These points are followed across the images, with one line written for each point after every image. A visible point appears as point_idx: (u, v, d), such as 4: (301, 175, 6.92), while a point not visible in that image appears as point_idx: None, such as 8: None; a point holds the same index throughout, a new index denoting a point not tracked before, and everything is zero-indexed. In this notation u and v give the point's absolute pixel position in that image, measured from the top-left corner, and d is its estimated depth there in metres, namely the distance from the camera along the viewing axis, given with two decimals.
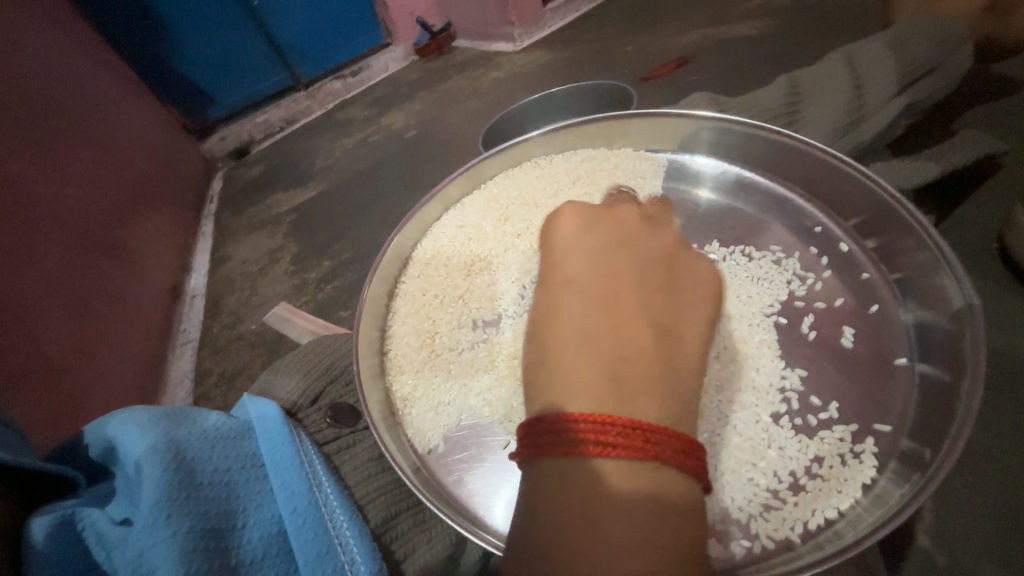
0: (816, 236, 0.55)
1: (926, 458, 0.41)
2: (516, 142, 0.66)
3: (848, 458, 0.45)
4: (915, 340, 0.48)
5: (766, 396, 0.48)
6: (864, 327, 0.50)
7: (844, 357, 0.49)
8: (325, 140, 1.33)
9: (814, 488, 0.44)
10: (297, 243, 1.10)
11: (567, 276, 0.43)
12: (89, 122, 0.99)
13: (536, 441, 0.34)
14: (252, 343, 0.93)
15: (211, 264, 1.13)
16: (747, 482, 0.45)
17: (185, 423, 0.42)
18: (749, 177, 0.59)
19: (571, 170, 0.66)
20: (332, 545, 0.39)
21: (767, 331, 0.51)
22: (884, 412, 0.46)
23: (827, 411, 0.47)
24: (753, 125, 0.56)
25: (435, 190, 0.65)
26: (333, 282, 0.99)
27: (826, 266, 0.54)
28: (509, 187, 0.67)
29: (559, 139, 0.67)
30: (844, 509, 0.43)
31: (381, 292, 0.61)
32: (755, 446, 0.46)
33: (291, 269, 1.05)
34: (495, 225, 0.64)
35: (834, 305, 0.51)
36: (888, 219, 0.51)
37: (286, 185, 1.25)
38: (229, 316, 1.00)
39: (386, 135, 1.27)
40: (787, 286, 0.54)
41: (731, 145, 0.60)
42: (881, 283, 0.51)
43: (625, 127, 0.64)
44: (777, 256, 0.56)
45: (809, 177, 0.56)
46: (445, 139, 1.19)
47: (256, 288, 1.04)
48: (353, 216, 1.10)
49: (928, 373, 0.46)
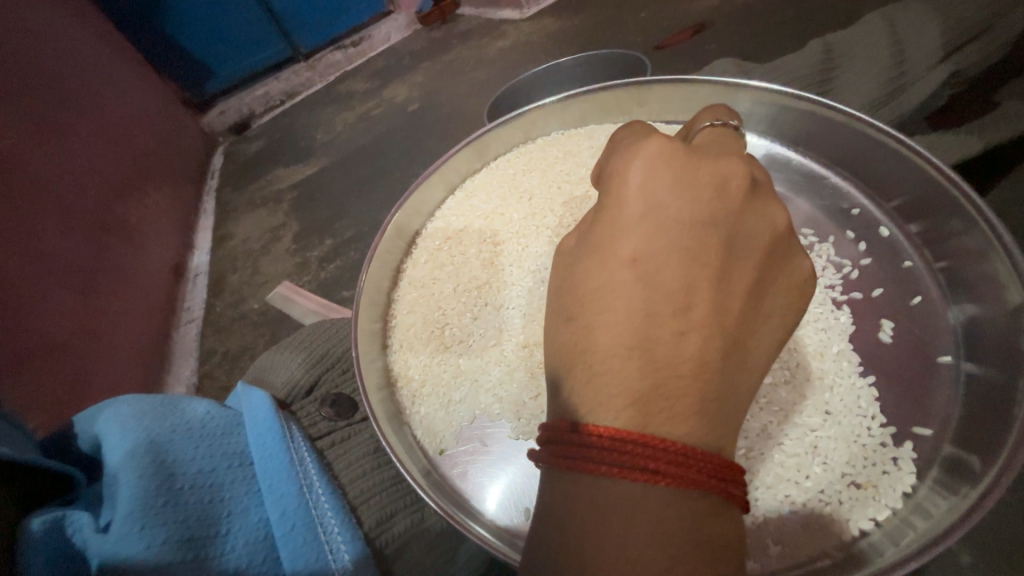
0: (852, 219, 0.52)
1: (975, 468, 0.39)
2: (528, 110, 0.62)
3: (885, 465, 0.43)
4: (962, 336, 0.45)
5: (805, 401, 0.45)
6: (905, 322, 0.47)
7: (882, 352, 0.46)
8: (326, 114, 1.28)
9: (849, 498, 0.42)
10: (299, 221, 1.07)
11: (634, 253, 0.33)
12: (82, 93, 0.94)
13: (570, 456, 0.29)
14: (256, 322, 0.93)
15: (213, 242, 1.11)
16: (782, 500, 0.42)
17: (170, 419, 0.42)
18: (779, 154, 0.56)
19: (587, 145, 0.62)
20: (322, 552, 0.39)
21: (810, 324, 0.48)
22: (924, 415, 0.44)
23: (863, 412, 0.44)
24: (785, 92, 0.52)
25: (435, 164, 0.61)
26: (335, 261, 0.97)
27: (863, 254, 0.51)
28: (518, 163, 0.64)
29: (573, 106, 0.62)
30: (879, 519, 0.41)
31: (382, 275, 0.59)
32: (796, 461, 0.43)
33: (294, 247, 1.03)
34: (510, 207, 0.61)
35: (871, 296, 0.49)
36: (935, 199, 0.47)
37: (287, 161, 1.21)
38: (233, 296, 0.99)
39: (389, 109, 1.21)
40: (822, 274, 0.50)
41: (761, 117, 0.56)
42: (925, 272, 0.48)
43: (645, 94, 0.59)
44: (810, 241, 0.52)
45: (851, 151, 0.52)
46: (449, 113, 1.14)
47: (259, 267, 1.02)
48: (356, 194, 1.07)
49: (974, 374, 0.43)
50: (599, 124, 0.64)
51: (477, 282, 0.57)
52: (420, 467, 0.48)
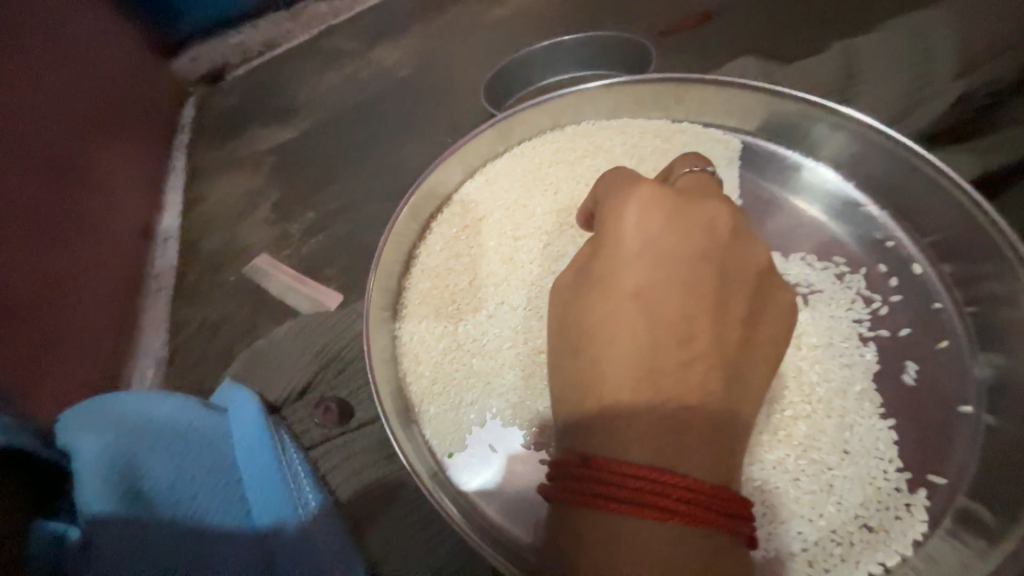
0: (886, 252, 0.57)
1: (991, 525, 0.47)
2: (563, 95, 0.62)
3: (901, 511, 0.49)
4: (985, 390, 0.52)
5: (824, 440, 0.51)
6: (926, 364, 0.53)
7: (905, 391, 0.52)
8: (310, 71, 1.18)
9: (862, 541, 0.48)
10: (279, 188, 1.01)
11: (636, 287, 0.37)
12: (29, 23, 0.81)
13: (578, 489, 0.33)
14: (233, 294, 0.89)
15: (185, 203, 1.03)
16: (796, 534, 0.48)
17: (157, 429, 0.54)
18: (819, 173, 0.60)
19: (620, 140, 0.63)
20: (303, 533, 0.52)
21: (853, 345, 0.54)
22: (942, 466, 0.50)
23: (881, 455, 0.50)
24: (814, 102, 0.57)
25: (465, 139, 0.61)
26: (319, 235, 0.93)
27: (895, 291, 0.55)
28: (541, 149, 0.64)
29: (607, 96, 0.63)
30: (888, 563, 0.47)
31: (393, 261, 0.58)
32: (812, 499, 0.49)
33: (273, 217, 0.97)
34: (533, 200, 0.61)
35: (898, 334, 0.54)
36: (975, 244, 0.53)
37: (266, 120, 1.13)
38: (207, 264, 0.94)
39: (378, 73, 1.13)
40: (852, 307, 0.55)
41: (788, 126, 0.60)
42: (953, 315, 0.54)
43: (685, 94, 0.62)
44: (841, 271, 0.56)
45: (869, 164, 0.58)
46: (443, 84, 1.07)
47: (235, 236, 0.97)
48: (341, 163, 1.01)
49: (994, 427, 0.50)
50: (632, 118, 0.65)
51: (494, 278, 0.57)
52: (428, 468, 0.49)
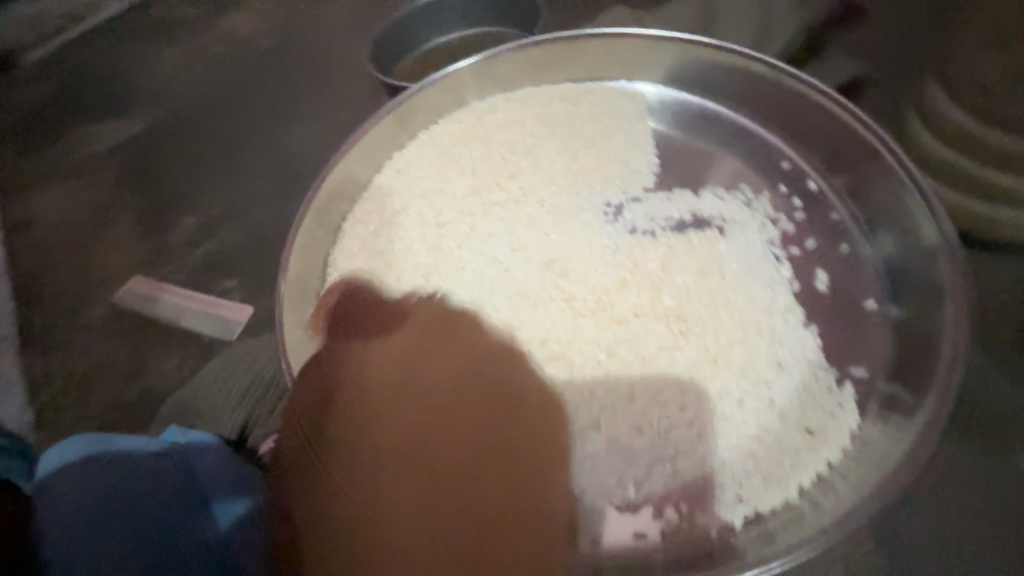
0: (784, 173, 0.61)
1: (908, 399, 0.49)
2: (449, 73, 0.63)
3: (835, 412, 0.51)
4: (889, 284, 0.55)
5: (757, 358, 0.53)
6: (836, 270, 0.57)
7: (818, 297, 0.56)
8: (142, 50, 0.97)
9: (806, 447, 0.50)
10: (137, 196, 0.84)
11: None
12: None
13: None
14: (107, 332, 0.74)
15: (9, 232, 0.82)
16: (743, 452, 0.50)
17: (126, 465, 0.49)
18: (709, 109, 0.64)
19: (530, 110, 0.67)
20: None
21: (777, 261, 0.57)
22: (860, 359, 0.53)
23: (811, 361, 0.53)
24: (688, 39, 0.61)
25: (357, 133, 0.61)
26: (205, 243, 0.79)
27: (798, 208, 0.59)
28: (447, 131, 0.67)
29: (499, 65, 0.65)
30: (834, 460, 0.49)
31: (307, 269, 0.58)
32: (754, 418, 0.51)
33: (138, 231, 0.81)
34: (451, 182, 0.64)
35: (807, 247, 0.58)
36: (860, 152, 0.56)
37: (96, 115, 0.91)
38: (61, 300, 0.77)
39: (233, 46, 0.96)
40: (762, 228, 0.59)
41: (683, 67, 0.63)
42: (849, 221, 0.58)
43: (576, 51, 0.65)
44: (747, 198, 0.60)
45: (759, 91, 0.61)
46: (315, 52, 0.94)
47: (91, 261, 0.79)
48: (211, 157, 0.86)
49: (898, 313, 0.54)
50: (535, 83, 0.68)
51: (423, 268, 0.59)
52: None
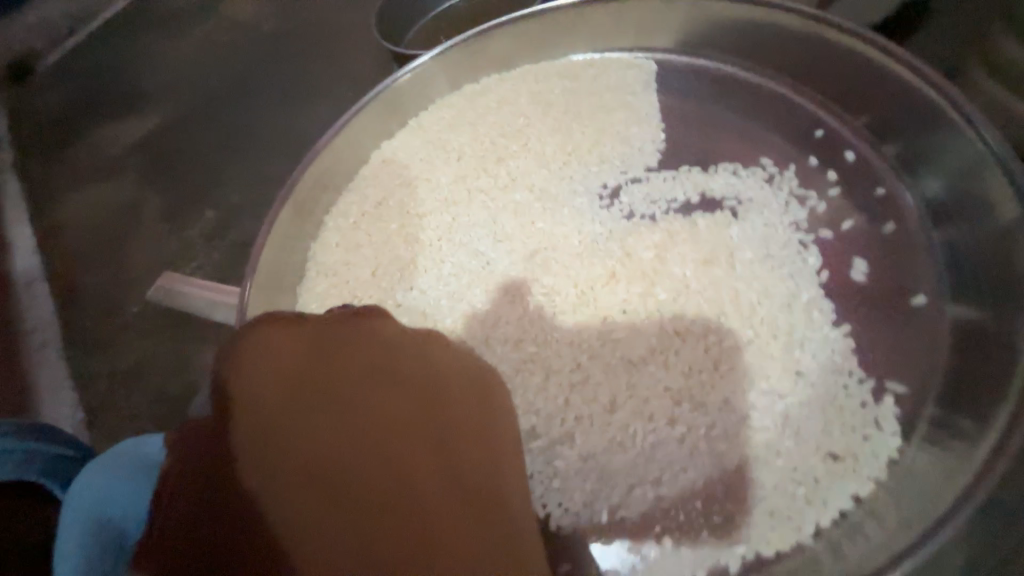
0: (818, 142, 0.57)
1: (966, 426, 0.46)
2: (446, 48, 0.61)
3: (874, 432, 0.48)
4: (941, 270, 0.51)
5: (776, 365, 0.50)
6: (875, 254, 0.53)
7: (853, 284, 0.52)
8: (145, 45, 0.95)
9: (835, 472, 0.47)
10: (155, 193, 0.84)
11: None
12: None
13: None
14: (140, 330, 0.76)
15: (37, 236, 0.84)
16: (760, 479, 0.47)
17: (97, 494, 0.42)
18: (729, 73, 0.60)
19: (525, 89, 0.65)
20: None
21: (791, 243, 0.54)
22: (902, 373, 0.49)
23: (842, 370, 0.50)
24: None
25: (350, 113, 0.60)
26: (225, 236, 0.79)
27: (834, 187, 0.56)
28: (440, 114, 0.66)
29: (496, 40, 0.62)
30: (864, 493, 0.47)
31: (295, 255, 0.60)
32: (771, 437, 0.48)
33: (159, 228, 0.82)
34: (441, 169, 0.64)
35: (842, 229, 0.54)
36: (912, 114, 0.52)
37: (107, 113, 0.91)
38: (94, 300, 0.79)
39: (234, 32, 0.94)
40: (787, 210, 0.56)
41: (696, 26, 0.60)
42: (893, 197, 0.54)
43: (579, 20, 0.62)
44: (772, 174, 0.57)
45: (788, 45, 0.57)
46: (316, 35, 0.91)
47: (117, 261, 0.81)
48: (221, 149, 0.85)
49: (959, 313, 0.49)
50: (530, 60, 0.66)
51: (403, 260, 0.59)
52: None
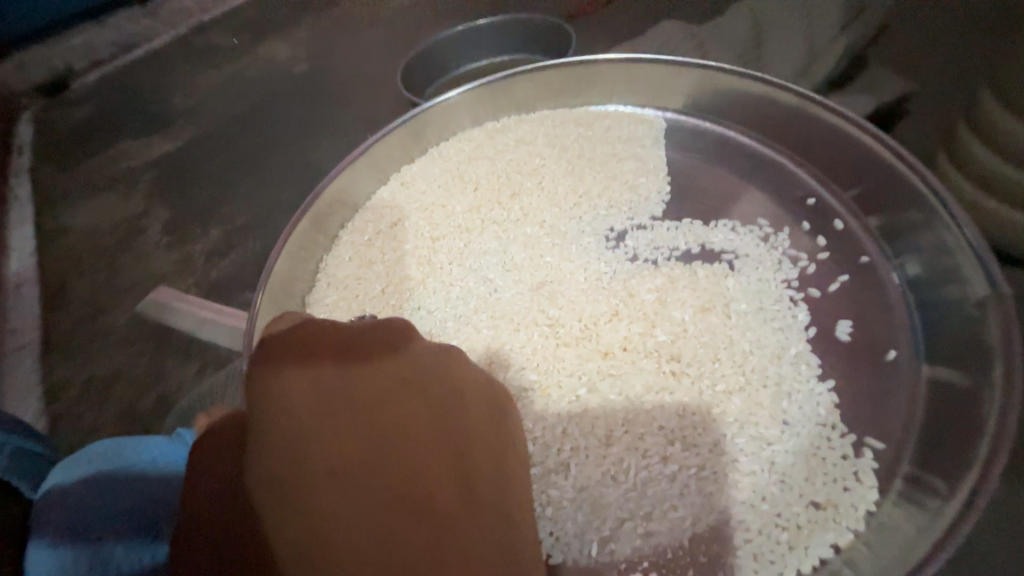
0: (810, 209, 0.60)
1: (939, 488, 0.44)
2: (469, 89, 0.67)
3: (852, 484, 0.47)
4: (924, 334, 0.52)
5: (761, 414, 0.50)
6: (861, 320, 0.54)
7: (842, 346, 0.53)
8: (182, 73, 1.02)
9: (811, 522, 0.46)
10: (167, 206, 0.86)
11: None
12: None
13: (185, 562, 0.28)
14: (125, 339, 0.74)
15: (40, 238, 0.84)
16: (738, 525, 0.46)
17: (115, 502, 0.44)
18: (732, 138, 0.65)
19: (542, 132, 0.70)
20: None
21: (783, 297, 0.56)
22: (882, 432, 0.49)
23: (825, 422, 0.50)
24: (706, 65, 0.62)
25: (376, 136, 0.64)
26: (227, 253, 0.80)
27: (821, 249, 0.58)
28: (459, 148, 0.70)
29: (517, 85, 0.68)
30: (841, 543, 0.45)
31: (303, 269, 0.62)
32: (751, 479, 0.48)
33: (165, 240, 0.83)
34: (454, 199, 0.67)
35: (830, 289, 0.56)
36: (894, 191, 0.55)
37: (135, 130, 0.96)
38: (84, 306, 0.78)
39: (267, 69, 1.01)
40: (779, 268, 0.58)
41: (704, 92, 0.65)
42: (881, 264, 0.56)
43: (594, 75, 0.68)
44: (765, 231, 0.60)
45: (785, 119, 0.61)
46: (343, 77, 0.98)
47: (116, 269, 0.81)
48: (238, 171, 0.89)
49: (942, 377, 0.49)
50: (551, 107, 0.72)
51: (410, 279, 0.61)
52: None
